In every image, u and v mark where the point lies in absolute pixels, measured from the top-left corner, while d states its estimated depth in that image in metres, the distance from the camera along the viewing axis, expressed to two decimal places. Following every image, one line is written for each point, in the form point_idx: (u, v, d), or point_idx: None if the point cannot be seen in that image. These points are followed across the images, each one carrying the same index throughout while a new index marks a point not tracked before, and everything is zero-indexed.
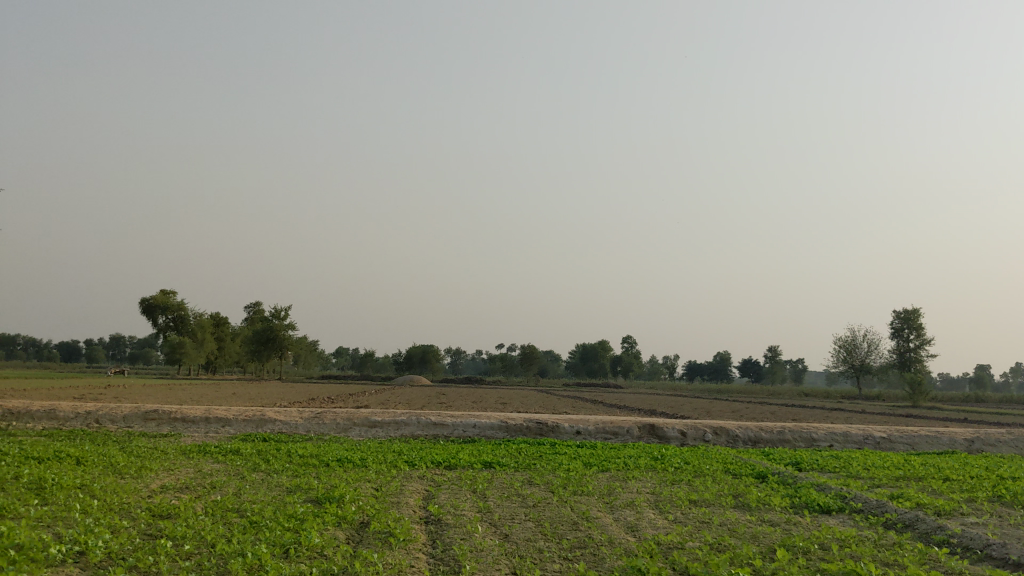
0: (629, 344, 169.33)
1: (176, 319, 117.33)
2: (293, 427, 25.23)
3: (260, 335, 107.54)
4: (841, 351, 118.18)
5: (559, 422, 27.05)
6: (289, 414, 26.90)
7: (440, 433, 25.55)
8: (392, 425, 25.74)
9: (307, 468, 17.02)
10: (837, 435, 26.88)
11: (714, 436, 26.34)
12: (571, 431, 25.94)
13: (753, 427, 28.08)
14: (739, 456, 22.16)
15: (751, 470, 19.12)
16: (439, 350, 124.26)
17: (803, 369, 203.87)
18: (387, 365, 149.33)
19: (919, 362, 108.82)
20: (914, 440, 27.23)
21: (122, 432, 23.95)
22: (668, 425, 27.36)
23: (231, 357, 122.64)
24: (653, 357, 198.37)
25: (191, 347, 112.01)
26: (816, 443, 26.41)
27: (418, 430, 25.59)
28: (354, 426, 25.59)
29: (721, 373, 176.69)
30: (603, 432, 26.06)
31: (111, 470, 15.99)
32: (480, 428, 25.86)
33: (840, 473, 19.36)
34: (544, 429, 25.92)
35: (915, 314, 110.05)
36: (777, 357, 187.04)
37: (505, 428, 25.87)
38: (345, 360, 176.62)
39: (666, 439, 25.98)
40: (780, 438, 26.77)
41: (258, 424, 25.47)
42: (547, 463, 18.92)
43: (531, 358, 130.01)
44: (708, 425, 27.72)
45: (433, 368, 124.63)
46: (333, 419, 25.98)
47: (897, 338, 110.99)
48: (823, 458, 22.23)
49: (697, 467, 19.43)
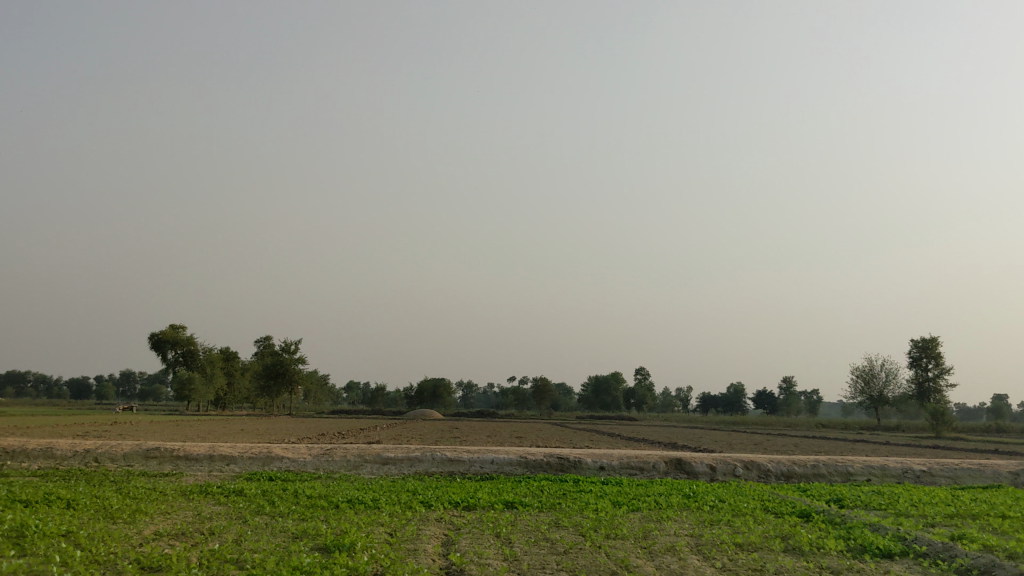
0: (642, 377, 167.58)
1: (186, 355, 116.46)
2: (300, 465, 23.99)
3: (269, 370, 106.41)
4: (858, 382, 116.29)
5: (581, 456, 25.72)
6: (297, 451, 25.65)
7: (457, 469, 24.25)
8: (405, 461, 24.48)
9: (315, 511, 15.75)
10: (875, 469, 25.42)
11: (745, 471, 24.93)
12: (594, 466, 24.59)
13: (784, 461, 26.65)
14: (777, 493, 20.80)
15: (791, 508, 17.75)
16: (451, 384, 122.93)
17: (818, 401, 201.45)
18: (398, 400, 147.93)
19: (939, 391, 106.78)
20: (958, 473, 25.67)
21: (122, 471, 22.76)
22: (695, 459, 26.01)
23: (241, 392, 121.53)
24: (666, 391, 196.33)
25: (201, 382, 110.98)
26: (852, 478, 24.98)
27: (432, 467, 24.32)
28: (366, 463, 24.32)
29: (736, 405, 174.47)
30: (627, 467, 24.72)
31: (101, 515, 14.75)
32: (498, 464, 24.54)
33: (889, 511, 17.94)
34: (566, 464, 24.57)
35: (934, 343, 108.22)
36: (791, 388, 184.74)
37: (524, 464, 24.55)
38: (356, 395, 175.18)
39: (694, 475, 24.60)
40: (814, 472, 25.30)
41: (265, 461, 24.23)
42: (573, 502, 17.60)
43: (543, 391, 128.36)
44: (737, 459, 26.30)
45: (445, 403, 123.14)
46: (343, 456, 24.73)
47: (916, 368, 109.05)
48: (865, 494, 20.79)
49: (733, 506, 18.07)
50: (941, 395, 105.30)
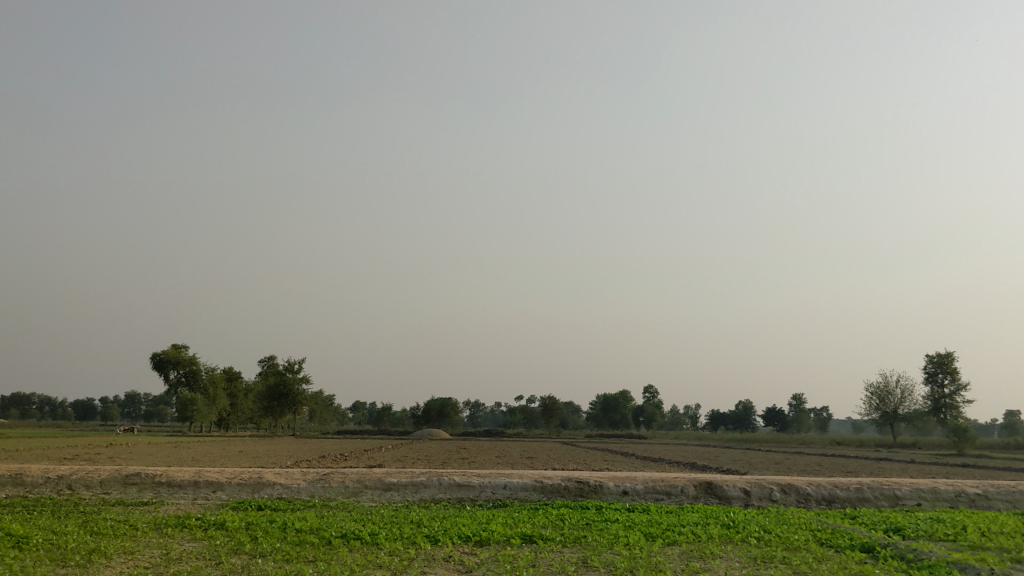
0: (651, 394, 165.11)
1: (188, 375, 114.56)
2: (294, 492, 21.87)
3: (273, 390, 104.23)
4: (873, 398, 113.81)
5: (601, 479, 23.46)
6: (290, 476, 23.44)
7: (466, 495, 22.03)
8: (410, 487, 22.32)
9: (303, 548, 13.55)
10: (925, 492, 23.11)
11: (782, 495, 22.63)
12: (617, 491, 22.35)
13: (824, 483, 24.26)
14: (826, 521, 18.48)
15: (849, 541, 15.44)
16: (458, 403, 120.65)
17: (828, 418, 198.57)
18: (404, 420, 145.65)
19: (956, 407, 104.03)
20: (1015, 495, 23.26)
21: (95, 499, 20.61)
22: (725, 482, 23.70)
23: (244, 414, 119.34)
24: (674, 408, 193.49)
25: (202, 403, 108.85)
26: (901, 503, 22.64)
27: (440, 493, 22.09)
28: (365, 490, 22.11)
29: (746, 422, 171.74)
30: (653, 492, 22.47)
31: (50, 556, 12.55)
32: (511, 489, 22.32)
33: (961, 543, 15.67)
34: (586, 489, 22.33)
35: (950, 358, 105.76)
36: (801, 404, 182.05)
37: (540, 489, 22.32)
38: (362, 416, 172.86)
39: (727, 500, 22.31)
40: (858, 496, 22.95)
41: (255, 488, 22.08)
42: (600, 536, 15.37)
43: (551, 410, 125.96)
44: (773, 481, 24.00)
45: (451, 422, 120.78)
46: (341, 481, 22.56)
47: (931, 384, 106.47)
48: (925, 521, 18.49)
49: (783, 539, 15.82)
50: (956, 411, 102.62)
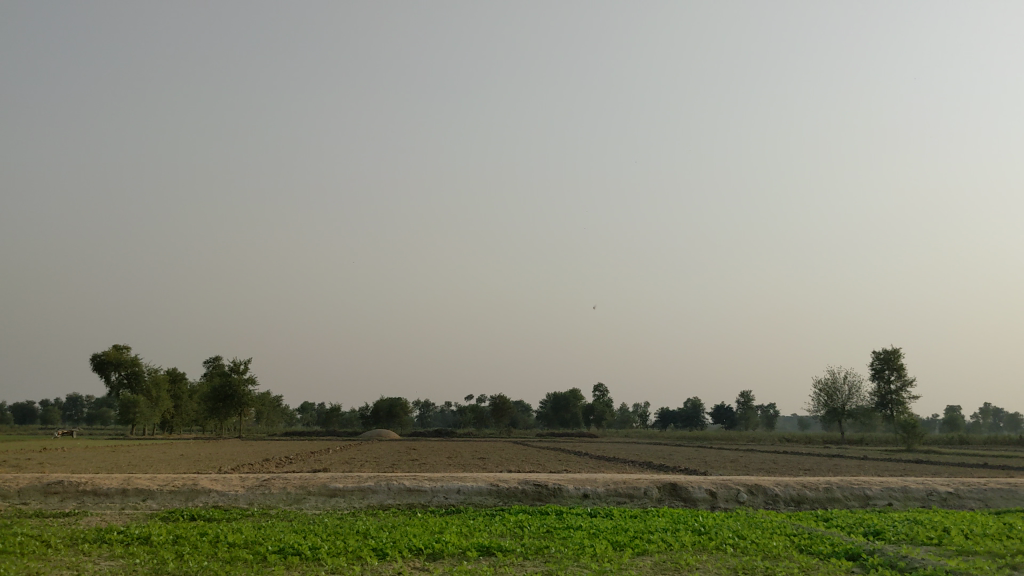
0: (602, 392, 164.70)
1: (131, 376, 111.54)
2: (231, 499, 20.32)
3: (217, 392, 101.63)
4: (821, 395, 114.29)
5: (560, 482, 22.18)
6: (227, 482, 21.84)
7: (417, 501, 20.65)
8: (358, 492, 20.90)
9: (234, 568, 12.10)
10: (895, 492, 22.24)
11: (749, 496, 21.57)
12: (577, 494, 21.11)
13: (792, 483, 23.20)
14: (800, 524, 17.43)
15: (832, 547, 14.33)
16: (408, 403, 118.95)
17: (774, 415, 200.04)
18: (353, 421, 143.41)
19: (901, 403, 104.54)
20: (987, 494, 22.43)
21: (7, 511, 18.81)
22: (689, 482, 22.61)
23: (188, 416, 116.41)
24: (624, 407, 193.38)
25: (145, 405, 105.67)
26: (871, 503, 21.74)
27: (389, 499, 20.66)
28: (309, 497, 20.61)
29: (695, 420, 172.16)
30: (615, 495, 21.26)
31: None
32: (465, 494, 20.99)
33: (949, 548, 14.66)
34: (544, 493, 21.07)
35: (896, 354, 106.51)
36: (748, 402, 183.05)
37: (496, 493, 21.01)
38: (309, 416, 170.18)
39: (692, 502, 21.20)
40: (827, 496, 21.96)
41: (189, 496, 20.48)
42: (564, 545, 14.09)
43: (502, 409, 124.84)
44: (738, 482, 22.92)
45: (402, 422, 119.05)
46: (282, 487, 21.02)
47: (877, 381, 107.12)
48: (902, 524, 17.51)
49: (760, 546, 14.65)
50: (902, 407, 103.20)
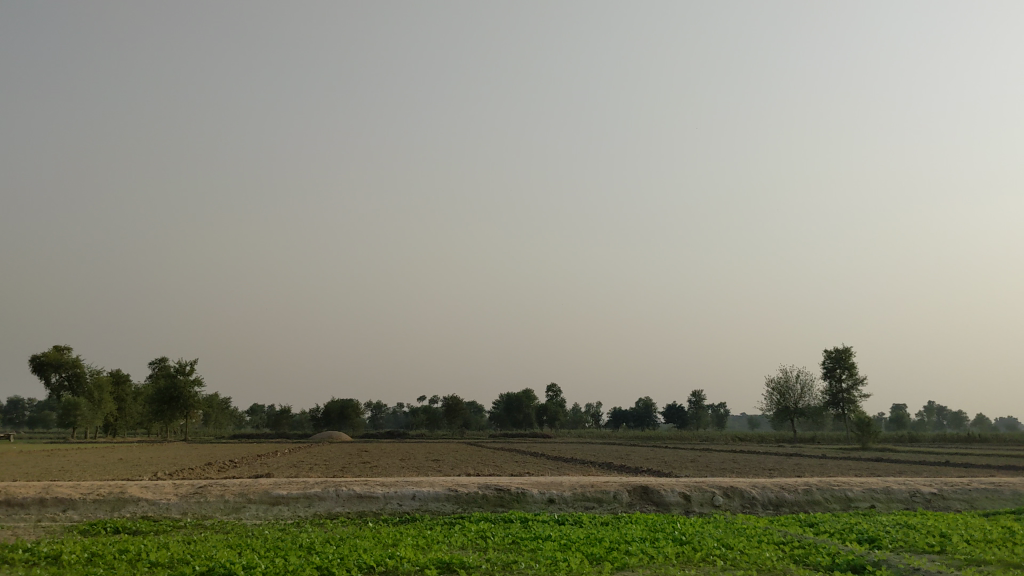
0: (555, 393, 163.51)
1: (72, 378, 108.02)
2: (163, 509, 18.46)
3: (162, 393, 98.45)
4: (774, 394, 113.93)
5: (521, 485, 20.62)
6: (158, 490, 19.89)
7: (369, 508, 18.94)
8: (303, 499, 19.13)
9: None
10: (878, 493, 21.01)
11: (725, 499, 20.21)
12: (542, 500, 19.58)
13: (768, 484, 21.88)
14: (787, 531, 16.09)
15: (831, 559, 12.89)
16: (359, 405, 116.64)
17: (724, 414, 200.55)
18: (303, 423, 140.49)
19: (853, 401, 104.53)
20: (971, 494, 21.31)
21: None
22: (660, 485, 21.20)
23: (132, 419, 113.00)
24: (576, 408, 192.33)
25: (87, 408, 102.03)
26: (853, 505, 20.49)
27: (337, 507, 18.90)
28: (249, 505, 18.81)
29: (647, 420, 171.63)
30: (583, 500, 19.75)
31: None
32: (421, 500, 19.33)
33: (953, 558, 13.38)
34: (506, 499, 19.51)
35: (847, 353, 106.59)
36: (700, 401, 183.13)
37: (454, 499, 19.38)
38: (259, 419, 166.82)
39: (665, 506, 19.75)
40: (807, 499, 20.64)
41: (115, 505, 18.55)
42: (534, 560, 12.54)
43: (455, 410, 122.99)
44: (712, 484, 21.53)
45: (353, 424, 116.71)
46: (219, 495, 19.16)
47: (829, 380, 107.19)
48: (895, 531, 16.24)
49: (751, 556, 13.22)
50: (853, 405, 103.12)
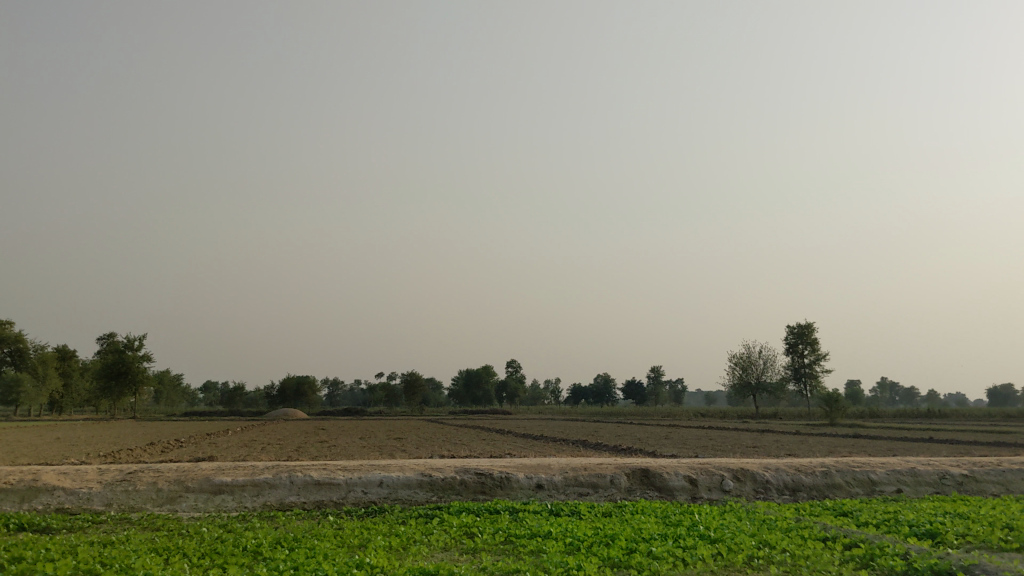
0: (514, 369, 160.95)
1: (15, 354, 103.57)
2: (85, 501, 15.64)
3: (110, 368, 94.46)
4: (736, 369, 112.28)
5: (501, 469, 17.97)
6: (77, 477, 16.94)
7: (328, 498, 16.23)
8: (250, 487, 16.35)
9: None
10: (904, 475, 18.71)
11: (736, 484, 17.77)
12: (528, 486, 17.04)
13: (780, 466, 19.44)
14: (827, 523, 13.65)
15: (907, 563, 10.39)
16: (316, 381, 113.52)
17: (682, 391, 199.74)
18: (258, 401, 136.76)
19: (815, 377, 103.14)
20: (1006, 477, 19.07)
21: None
22: (661, 467, 18.70)
23: (79, 395, 108.77)
24: (534, 384, 190.09)
25: (30, 384, 97.58)
26: (878, 489, 18.18)
27: (291, 497, 16.17)
28: (187, 495, 16.01)
29: (606, 395, 169.65)
30: (575, 486, 17.23)
31: None
32: (390, 487, 16.65)
33: None
34: (488, 485, 16.91)
35: (810, 328, 105.18)
36: (659, 377, 181.83)
37: (428, 485, 16.76)
38: (213, 395, 162.45)
39: (669, 492, 17.28)
40: (826, 482, 18.26)
41: (26, 496, 15.69)
42: (542, 568, 9.90)
43: (414, 386, 120.08)
44: (719, 465, 19.09)
45: (309, 401, 113.43)
46: (152, 483, 16.32)
47: (791, 355, 105.76)
48: (950, 522, 13.82)
49: (808, 560, 10.65)
50: (815, 380, 101.65)
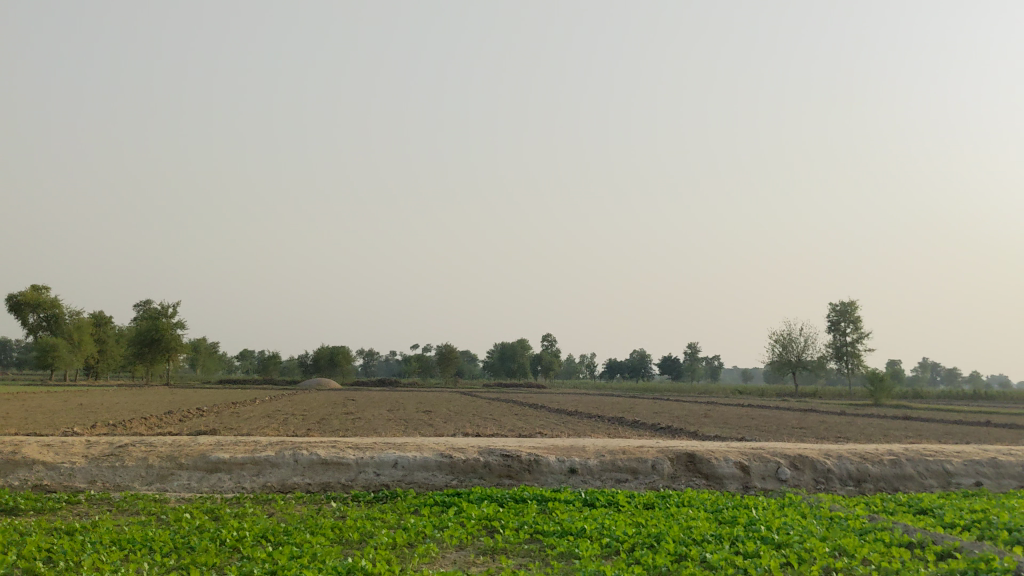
0: (549, 342, 159.09)
1: (51, 320, 103.51)
2: (67, 479, 14.05)
3: (143, 335, 93.85)
4: (776, 346, 109.39)
5: (531, 452, 16.10)
6: (61, 450, 15.32)
7: (336, 480, 14.52)
8: (250, 465, 14.67)
9: None
10: (983, 467, 16.70)
11: (794, 473, 15.86)
12: (560, 470, 15.21)
13: (843, 453, 17.44)
14: (909, 525, 11.63)
15: None
16: (350, 351, 112.36)
17: (719, 366, 196.77)
18: (292, 370, 136.14)
19: (857, 355, 100.18)
20: None
21: None
22: (708, 451, 16.81)
23: (115, 361, 108.62)
24: (570, 358, 188.03)
25: (65, 349, 97.32)
26: (954, 482, 16.21)
27: (294, 477, 14.47)
28: (180, 473, 14.39)
29: (642, 370, 167.32)
30: (612, 472, 15.38)
31: None
32: (405, 469, 14.90)
33: None
34: (515, 469, 15.12)
35: (853, 306, 102.12)
36: (695, 353, 178.94)
37: (448, 468, 15.00)
38: (249, 364, 162.47)
39: (718, 481, 15.41)
40: (896, 473, 16.25)
41: (2, 471, 14.15)
42: None
43: (448, 358, 118.68)
44: (771, 450, 17.15)
45: (342, 371, 112.49)
46: (141, 459, 14.66)
47: (833, 333, 102.85)
48: None
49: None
50: (858, 358, 98.70)
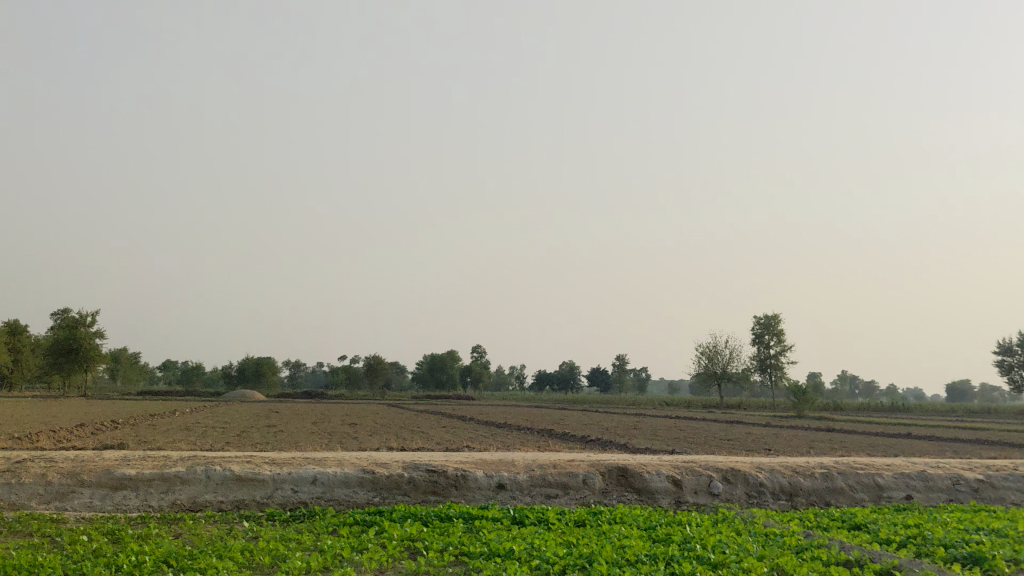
0: (478, 354, 158.53)
1: None
2: None
3: (59, 345, 90.77)
4: (702, 359, 110.45)
5: (458, 465, 15.49)
6: None
7: (251, 497, 13.74)
8: (158, 482, 13.78)
9: None
10: (913, 480, 16.61)
11: (726, 486, 15.54)
12: (488, 485, 14.65)
13: (775, 466, 17.22)
14: (845, 542, 11.34)
15: None
16: (276, 362, 110.27)
17: (646, 378, 198.30)
18: (216, 381, 133.20)
19: (780, 367, 101.63)
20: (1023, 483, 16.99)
21: None
22: (641, 463, 16.41)
23: (29, 371, 104.93)
24: (499, 370, 187.60)
25: None
26: (885, 496, 16.07)
27: (206, 495, 13.65)
28: (81, 490, 13.46)
29: (571, 382, 167.64)
30: (542, 487, 14.86)
31: None
32: (325, 485, 14.18)
33: None
34: (442, 484, 14.51)
35: (776, 319, 103.68)
36: (623, 365, 180.04)
37: (370, 483, 14.32)
38: (171, 374, 158.64)
39: (650, 496, 15.01)
40: (828, 486, 16.05)
41: None
42: None
43: (377, 369, 117.29)
44: (704, 463, 16.81)
45: (268, 383, 110.34)
46: (40, 476, 13.67)
47: (757, 346, 104.24)
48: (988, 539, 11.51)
49: None
50: (781, 371, 100.10)
